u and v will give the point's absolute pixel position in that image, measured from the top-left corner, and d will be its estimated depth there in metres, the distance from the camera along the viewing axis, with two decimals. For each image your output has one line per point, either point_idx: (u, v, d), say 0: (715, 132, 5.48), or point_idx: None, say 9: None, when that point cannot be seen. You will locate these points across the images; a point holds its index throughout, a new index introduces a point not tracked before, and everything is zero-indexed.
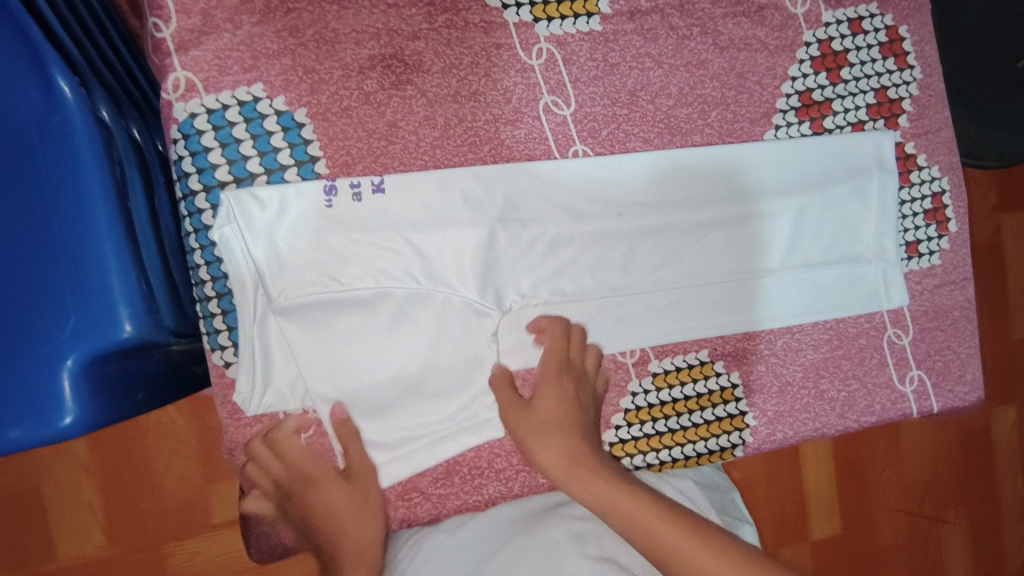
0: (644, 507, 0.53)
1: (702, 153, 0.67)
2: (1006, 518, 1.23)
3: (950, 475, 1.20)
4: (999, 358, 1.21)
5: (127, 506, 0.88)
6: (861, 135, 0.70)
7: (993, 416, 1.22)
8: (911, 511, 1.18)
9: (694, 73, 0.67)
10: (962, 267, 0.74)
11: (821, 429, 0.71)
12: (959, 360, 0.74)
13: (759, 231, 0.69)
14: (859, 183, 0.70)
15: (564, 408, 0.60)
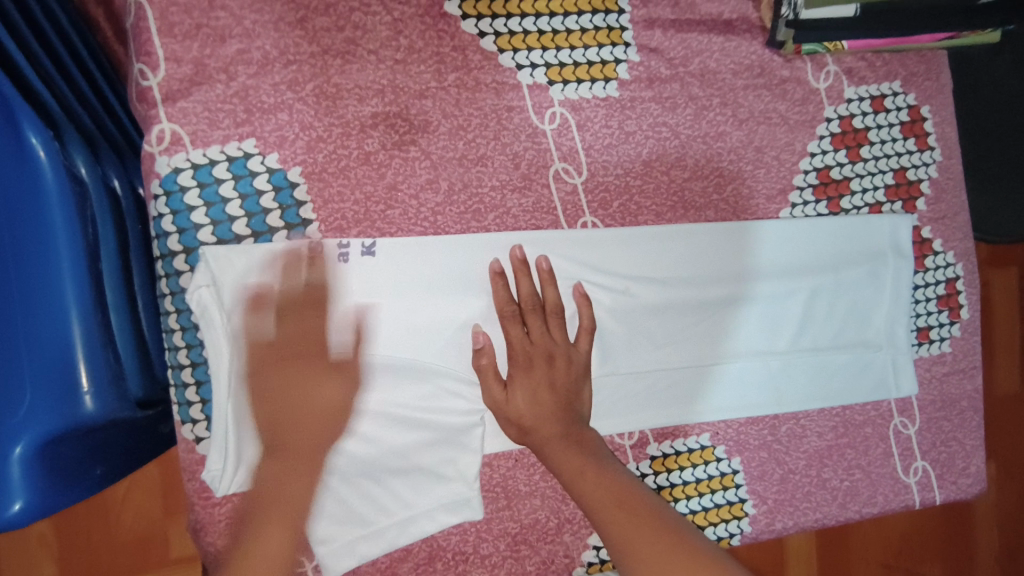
0: (655, 545, 0.50)
1: (714, 228, 0.64)
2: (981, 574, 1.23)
3: (927, 530, 1.19)
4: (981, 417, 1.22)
5: (83, 538, 0.83)
6: (878, 218, 0.68)
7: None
8: (887, 563, 1.17)
9: (711, 145, 0.64)
10: (972, 355, 0.72)
11: (822, 519, 0.68)
12: (964, 450, 0.72)
13: (769, 312, 0.66)
14: (874, 268, 0.68)
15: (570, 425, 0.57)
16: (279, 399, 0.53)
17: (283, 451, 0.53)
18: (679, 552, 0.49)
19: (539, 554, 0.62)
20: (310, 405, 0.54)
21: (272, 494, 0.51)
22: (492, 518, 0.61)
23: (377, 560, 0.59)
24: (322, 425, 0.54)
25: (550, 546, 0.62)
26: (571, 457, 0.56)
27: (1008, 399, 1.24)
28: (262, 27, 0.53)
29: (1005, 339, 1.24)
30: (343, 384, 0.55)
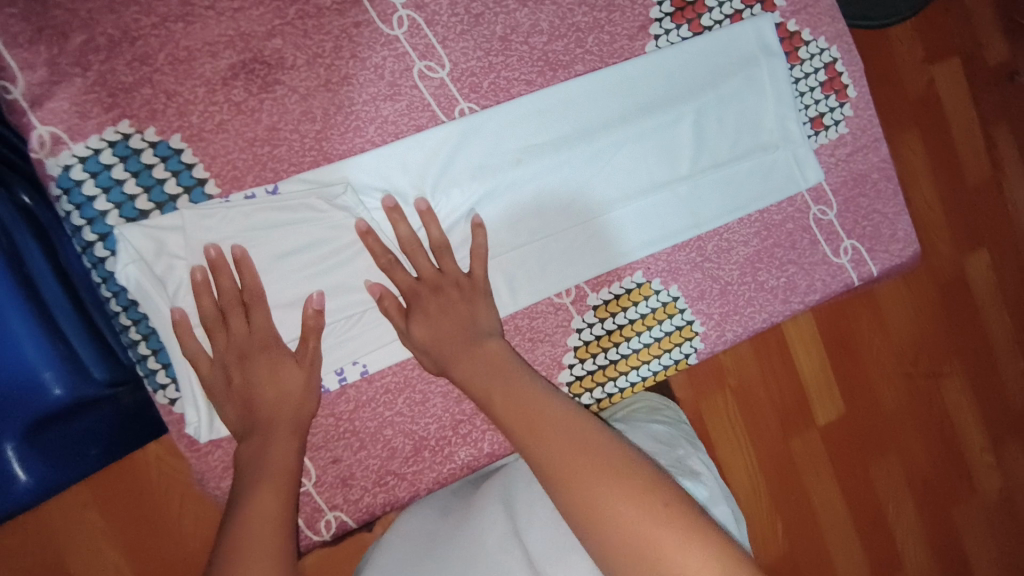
0: (543, 424, 0.49)
1: (587, 80, 0.67)
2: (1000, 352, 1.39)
3: (936, 328, 1.33)
4: (964, 205, 1.33)
5: (155, 560, 0.87)
6: (741, 25, 0.70)
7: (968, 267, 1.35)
8: (909, 372, 1.32)
9: (560, 3, 0.67)
10: (870, 129, 0.75)
11: (769, 318, 0.73)
12: (887, 220, 0.76)
13: (666, 141, 0.69)
14: (754, 72, 0.70)
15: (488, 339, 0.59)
16: (242, 388, 0.57)
17: (266, 431, 0.55)
18: (569, 431, 0.48)
19: None
20: (264, 407, 0.56)
21: (267, 479, 0.52)
22: (462, 399, 0.65)
23: (371, 463, 0.64)
24: (280, 400, 0.57)
25: None
26: (468, 356, 0.57)
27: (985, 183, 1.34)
28: (98, 14, 0.56)
29: (967, 127, 1.33)
30: (289, 368, 0.58)
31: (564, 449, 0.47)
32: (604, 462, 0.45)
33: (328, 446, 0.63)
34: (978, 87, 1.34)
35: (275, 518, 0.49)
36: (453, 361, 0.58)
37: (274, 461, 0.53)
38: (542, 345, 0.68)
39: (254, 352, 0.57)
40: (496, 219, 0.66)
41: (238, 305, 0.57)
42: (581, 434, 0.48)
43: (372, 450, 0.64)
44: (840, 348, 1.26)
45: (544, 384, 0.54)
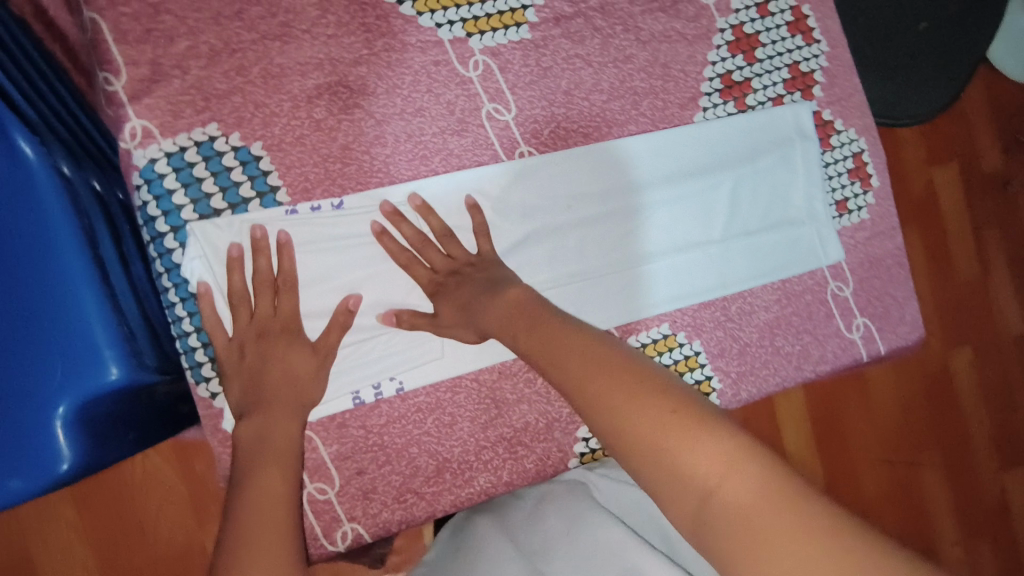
0: (564, 342, 0.51)
1: (638, 140, 0.72)
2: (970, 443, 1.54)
3: (915, 414, 1.49)
4: (946, 303, 1.53)
5: (123, 564, 0.87)
6: (781, 108, 0.76)
7: (954, 360, 1.54)
8: (889, 459, 1.46)
9: (621, 68, 0.72)
10: (888, 217, 0.80)
11: (781, 381, 0.77)
12: (896, 304, 0.81)
13: (704, 205, 0.74)
14: (787, 151, 0.76)
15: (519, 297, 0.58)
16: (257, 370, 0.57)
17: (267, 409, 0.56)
18: (586, 345, 0.50)
19: (535, 452, 0.69)
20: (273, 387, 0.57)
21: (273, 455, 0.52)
22: (488, 426, 0.68)
23: (393, 479, 0.65)
24: (290, 383, 0.58)
25: (544, 445, 0.69)
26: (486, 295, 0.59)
27: (975, 282, 1.54)
28: (204, 24, 0.60)
29: (960, 228, 1.54)
30: (305, 361, 0.59)
31: (582, 357, 0.49)
32: (625, 368, 0.47)
33: (354, 457, 0.64)
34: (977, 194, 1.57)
35: (283, 499, 0.49)
36: (481, 311, 0.59)
37: (280, 438, 0.54)
38: None
39: (273, 333, 0.59)
40: (541, 257, 0.69)
41: (269, 288, 0.59)
42: (599, 347, 0.49)
43: (395, 466, 0.65)
44: (823, 424, 1.41)
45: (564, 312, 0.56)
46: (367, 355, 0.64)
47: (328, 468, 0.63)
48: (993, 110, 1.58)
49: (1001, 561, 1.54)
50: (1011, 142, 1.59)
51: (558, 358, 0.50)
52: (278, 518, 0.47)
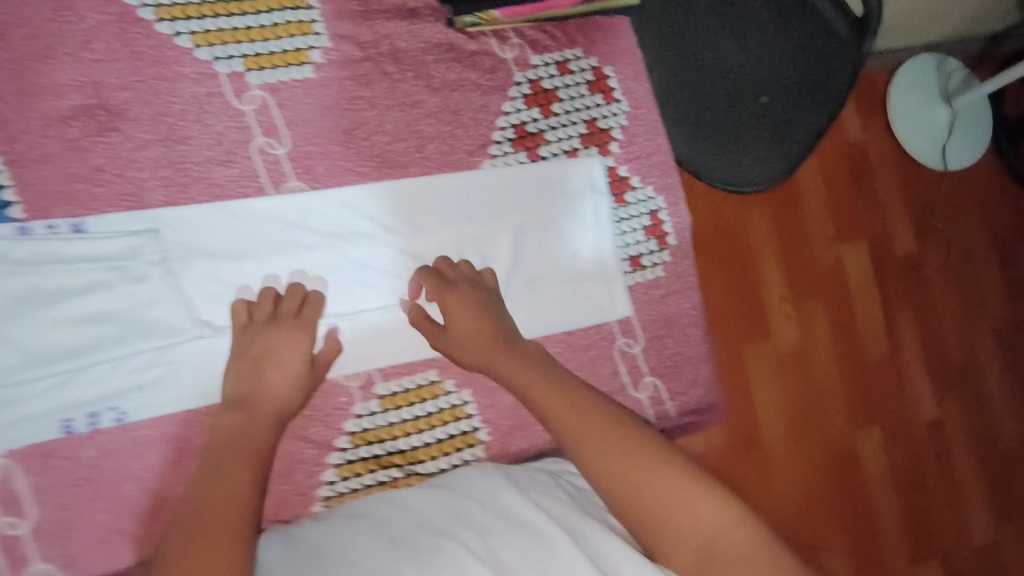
0: (570, 416, 0.57)
1: (414, 185, 0.73)
2: (877, 529, 1.53)
3: (813, 492, 1.49)
4: (857, 380, 1.55)
5: None
6: (571, 162, 0.77)
7: (859, 440, 1.54)
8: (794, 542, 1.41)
9: (408, 112, 0.74)
10: (685, 277, 0.80)
11: (558, 440, 0.75)
12: (690, 363, 0.80)
13: (485, 246, 0.74)
14: (570, 202, 0.76)
15: (480, 323, 0.67)
16: (264, 355, 0.63)
17: (251, 406, 0.60)
18: (596, 421, 0.57)
19: (271, 494, 0.66)
20: (263, 379, 0.62)
21: (253, 407, 0.60)
22: None
23: (102, 515, 0.62)
24: (292, 371, 0.63)
25: (284, 487, 0.66)
26: (464, 304, 0.67)
27: (883, 360, 1.57)
28: None
29: (868, 306, 1.57)
30: (300, 335, 0.65)
31: (594, 433, 0.55)
32: (575, 408, 0.58)
33: (55, 491, 0.61)
34: (888, 275, 1.60)
35: (257, 453, 0.57)
36: (456, 326, 0.67)
37: (254, 434, 0.58)
38: (318, 426, 0.68)
39: (279, 323, 0.65)
40: (292, 286, 0.68)
41: (289, 311, 0.66)
42: (591, 410, 0.57)
43: (108, 504, 0.62)
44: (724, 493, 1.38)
45: (529, 353, 0.64)
46: (88, 380, 0.62)
47: (20, 501, 0.60)
48: (903, 195, 1.62)
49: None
50: (921, 223, 1.63)
51: (557, 416, 0.58)
52: (239, 501, 0.52)
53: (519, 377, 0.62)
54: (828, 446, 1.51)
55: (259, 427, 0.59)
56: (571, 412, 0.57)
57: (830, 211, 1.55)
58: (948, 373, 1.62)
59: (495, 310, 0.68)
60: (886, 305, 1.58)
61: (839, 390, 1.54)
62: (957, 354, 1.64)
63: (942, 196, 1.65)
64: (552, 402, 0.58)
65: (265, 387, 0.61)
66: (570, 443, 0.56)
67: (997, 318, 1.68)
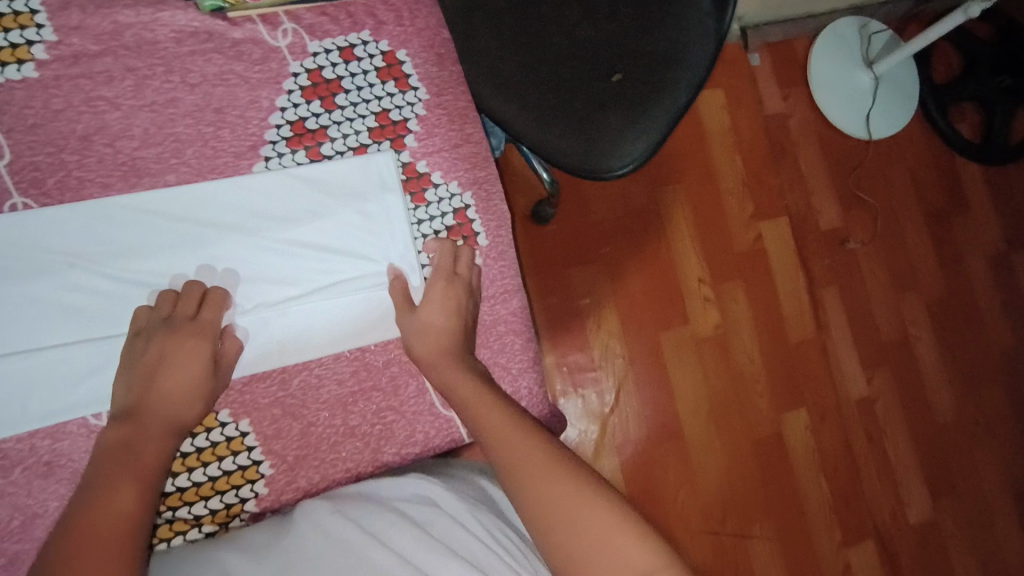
0: (495, 421, 0.60)
1: (166, 195, 0.65)
2: (813, 523, 1.38)
3: (743, 484, 1.36)
4: (778, 360, 1.41)
5: None
6: (355, 160, 0.69)
7: (785, 425, 1.40)
8: (714, 531, 1.32)
9: (160, 112, 0.65)
10: (500, 280, 0.74)
11: (355, 468, 0.68)
12: (510, 376, 0.73)
13: (268, 257, 0.67)
14: (365, 210, 0.70)
15: (444, 317, 0.67)
16: (156, 364, 0.61)
17: (139, 422, 0.59)
18: (539, 453, 0.58)
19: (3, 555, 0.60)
20: (172, 381, 0.60)
21: (160, 424, 0.59)
22: None
23: None
24: (179, 379, 0.61)
25: (21, 544, 0.60)
26: (439, 303, 0.67)
27: (808, 341, 1.43)
28: None
29: (791, 287, 1.43)
30: (201, 343, 0.62)
31: (525, 449, 0.58)
32: (520, 426, 0.60)
33: None
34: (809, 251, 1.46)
35: (136, 491, 0.54)
36: (416, 336, 0.67)
37: (155, 455, 0.57)
38: (62, 471, 0.62)
39: (176, 334, 0.62)
40: (49, 320, 0.62)
41: (187, 317, 0.63)
42: (514, 425, 0.60)
43: None
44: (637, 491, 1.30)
45: (480, 371, 0.65)
46: None
47: None
48: (827, 167, 1.49)
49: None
50: (845, 195, 1.49)
51: (498, 439, 0.59)
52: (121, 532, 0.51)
53: (457, 390, 0.63)
54: (754, 434, 1.38)
55: (160, 445, 0.58)
56: (523, 438, 0.59)
57: (744, 184, 1.43)
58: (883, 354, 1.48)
59: (464, 312, 0.68)
60: (809, 282, 1.45)
61: (763, 376, 1.40)
62: (892, 333, 1.49)
63: (868, 165, 1.51)
64: (485, 413, 0.61)
65: (161, 398, 0.60)
66: (506, 463, 0.58)
67: (938, 295, 1.53)
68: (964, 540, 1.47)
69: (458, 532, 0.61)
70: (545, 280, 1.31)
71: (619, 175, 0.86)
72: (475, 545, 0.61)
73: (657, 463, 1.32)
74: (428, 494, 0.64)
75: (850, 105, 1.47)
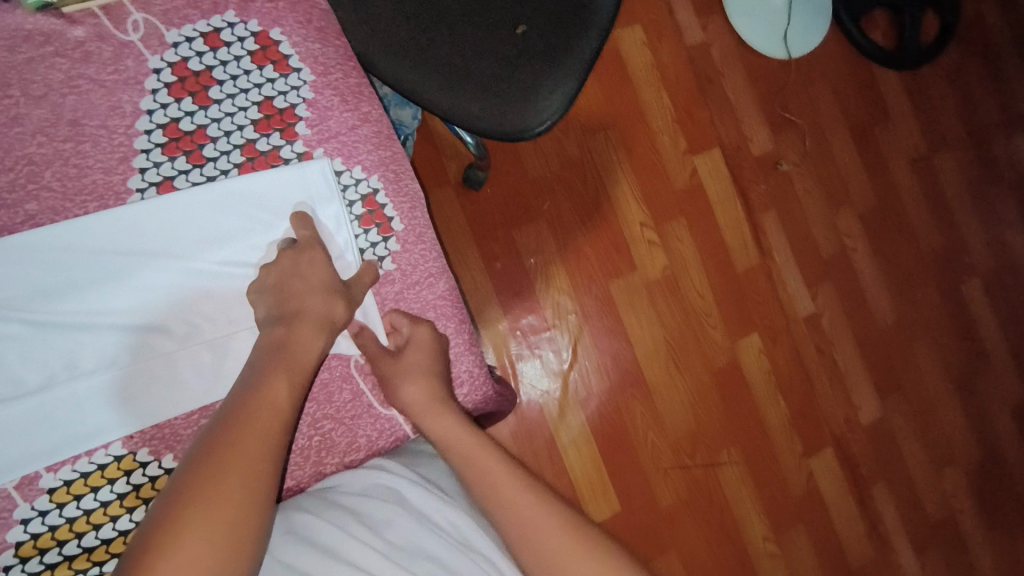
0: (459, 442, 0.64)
1: (43, 232, 0.57)
2: (777, 445, 1.43)
3: (709, 415, 1.39)
4: (726, 290, 1.42)
5: None
6: (267, 174, 0.64)
7: (740, 352, 1.42)
8: (684, 465, 1.35)
9: (5, 133, 0.57)
10: (424, 264, 0.69)
11: (299, 484, 0.65)
12: (447, 361, 0.70)
13: (179, 292, 0.61)
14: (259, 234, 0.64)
15: (424, 357, 0.65)
16: (304, 347, 0.59)
17: (275, 400, 0.55)
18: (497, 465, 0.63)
19: None
20: (292, 363, 0.58)
21: (276, 406, 0.54)
22: None
23: None
24: (290, 377, 0.57)
25: None
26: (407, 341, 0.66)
27: (751, 266, 1.44)
28: None
29: (731, 217, 1.43)
30: (321, 337, 0.61)
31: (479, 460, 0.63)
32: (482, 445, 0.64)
33: None
34: (744, 178, 1.46)
35: (265, 472, 0.51)
36: (403, 383, 0.64)
37: (262, 442, 0.52)
38: None
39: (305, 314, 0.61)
40: None
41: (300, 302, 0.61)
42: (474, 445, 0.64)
43: None
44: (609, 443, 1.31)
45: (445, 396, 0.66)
46: None
47: None
48: (754, 92, 1.47)
49: (812, 547, 1.42)
50: (775, 119, 1.49)
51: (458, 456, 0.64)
52: (232, 523, 0.47)
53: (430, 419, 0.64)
54: (714, 369, 1.40)
55: (277, 429, 0.53)
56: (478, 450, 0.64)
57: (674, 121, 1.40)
58: (826, 269, 1.51)
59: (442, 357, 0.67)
60: (748, 210, 1.45)
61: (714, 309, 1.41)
62: (832, 248, 1.52)
63: (793, 86, 1.51)
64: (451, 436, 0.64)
65: (281, 385, 0.56)
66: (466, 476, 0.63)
67: (868, 206, 1.56)
68: (912, 433, 1.55)
69: (422, 530, 0.61)
70: (487, 249, 1.27)
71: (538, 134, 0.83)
72: (440, 545, 0.60)
73: (622, 411, 1.33)
74: (395, 488, 0.64)
75: (767, 27, 1.45)
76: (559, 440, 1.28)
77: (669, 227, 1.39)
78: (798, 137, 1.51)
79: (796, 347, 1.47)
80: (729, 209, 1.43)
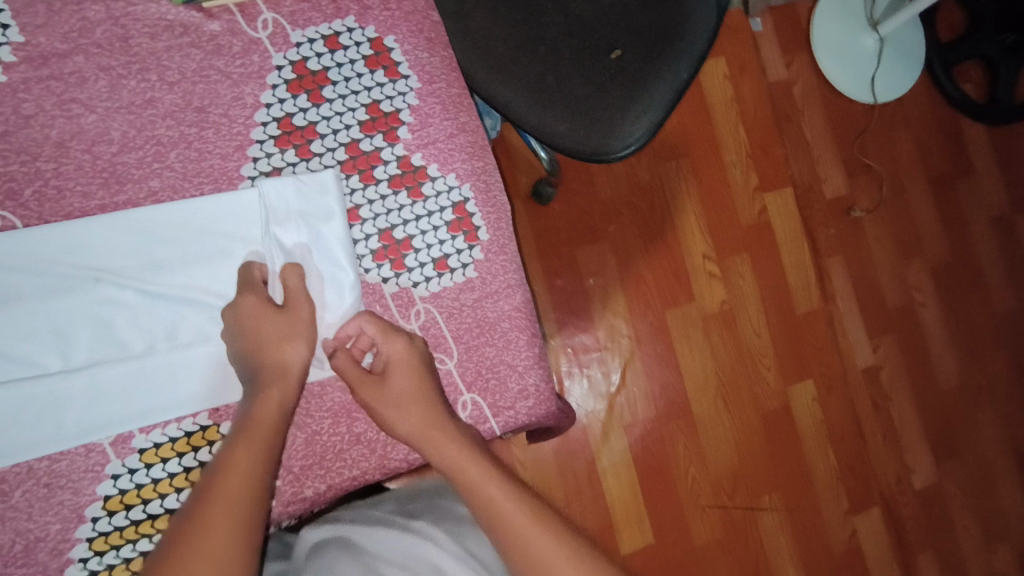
0: (485, 479, 0.60)
1: (163, 208, 0.61)
2: (823, 498, 1.38)
3: (756, 458, 1.35)
4: (785, 332, 1.39)
5: None
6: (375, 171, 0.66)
7: (793, 397, 1.39)
8: (723, 506, 1.32)
9: (139, 114, 0.62)
10: (502, 276, 0.71)
11: (361, 475, 0.66)
12: (515, 373, 0.70)
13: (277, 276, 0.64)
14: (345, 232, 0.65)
15: (412, 383, 0.63)
16: (281, 363, 0.60)
17: (249, 425, 0.56)
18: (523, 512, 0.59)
19: None
20: (271, 382, 0.58)
21: (254, 427, 0.56)
22: None
23: None
24: (271, 396, 0.58)
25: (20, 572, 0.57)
26: (412, 376, 0.63)
27: (813, 309, 1.41)
28: None
29: (797, 259, 1.40)
30: (300, 344, 0.61)
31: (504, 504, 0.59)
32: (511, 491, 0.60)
33: None
34: (814, 220, 1.43)
35: (253, 495, 0.54)
36: (394, 418, 0.62)
37: (240, 473, 0.54)
38: (61, 492, 0.58)
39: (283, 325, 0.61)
40: (41, 335, 0.59)
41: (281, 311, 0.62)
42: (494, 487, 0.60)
43: None
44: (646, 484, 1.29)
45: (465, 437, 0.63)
46: None
47: None
48: (834, 135, 1.45)
49: None
50: (854, 163, 1.45)
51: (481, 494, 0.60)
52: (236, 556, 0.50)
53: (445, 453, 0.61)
54: (764, 411, 1.37)
55: (259, 454, 0.55)
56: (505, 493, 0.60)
57: (749, 155, 1.38)
58: (893, 322, 1.46)
59: (431, 379, 0.65)
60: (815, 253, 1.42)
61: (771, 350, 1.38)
62: (900, 301, 1.47)
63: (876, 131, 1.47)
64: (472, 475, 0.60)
65: (263, 407, 0.57)
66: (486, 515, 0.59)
67: (943, 261, 1.50)
68: (968, 503, 1.47)
69: None
70: (550, 265, 1.28)
71: (622, 156, 0.83)
72: None
73: (666, 442, 1.31)
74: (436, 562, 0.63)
75: (855, 69, 1.43)
76: (601, 467, 1.26)
77: (733, 261, 1.37)
78: (876, 184, 1.47)
79: (853, 398, 1.42)
80: (796, 250, 1.40)
